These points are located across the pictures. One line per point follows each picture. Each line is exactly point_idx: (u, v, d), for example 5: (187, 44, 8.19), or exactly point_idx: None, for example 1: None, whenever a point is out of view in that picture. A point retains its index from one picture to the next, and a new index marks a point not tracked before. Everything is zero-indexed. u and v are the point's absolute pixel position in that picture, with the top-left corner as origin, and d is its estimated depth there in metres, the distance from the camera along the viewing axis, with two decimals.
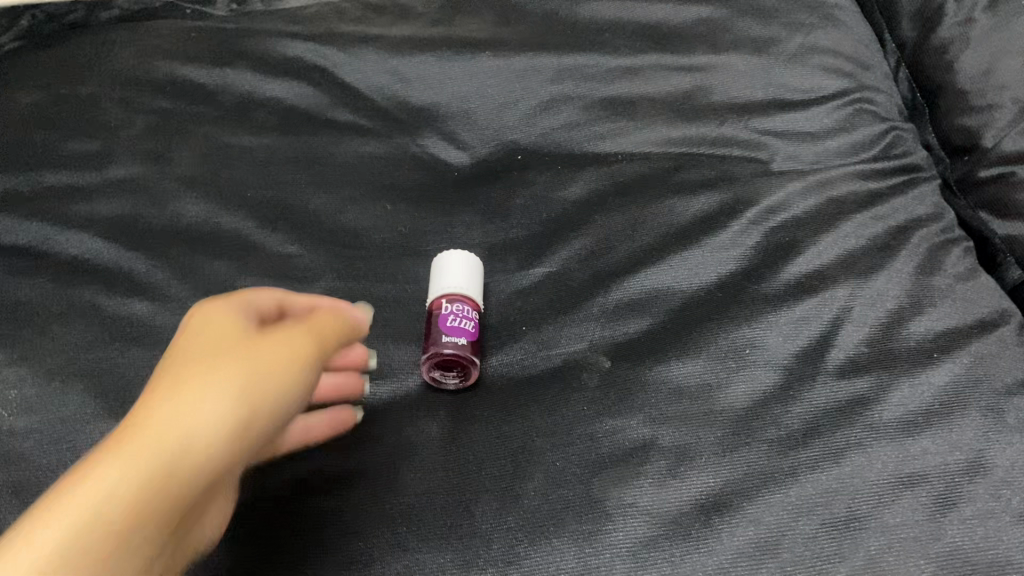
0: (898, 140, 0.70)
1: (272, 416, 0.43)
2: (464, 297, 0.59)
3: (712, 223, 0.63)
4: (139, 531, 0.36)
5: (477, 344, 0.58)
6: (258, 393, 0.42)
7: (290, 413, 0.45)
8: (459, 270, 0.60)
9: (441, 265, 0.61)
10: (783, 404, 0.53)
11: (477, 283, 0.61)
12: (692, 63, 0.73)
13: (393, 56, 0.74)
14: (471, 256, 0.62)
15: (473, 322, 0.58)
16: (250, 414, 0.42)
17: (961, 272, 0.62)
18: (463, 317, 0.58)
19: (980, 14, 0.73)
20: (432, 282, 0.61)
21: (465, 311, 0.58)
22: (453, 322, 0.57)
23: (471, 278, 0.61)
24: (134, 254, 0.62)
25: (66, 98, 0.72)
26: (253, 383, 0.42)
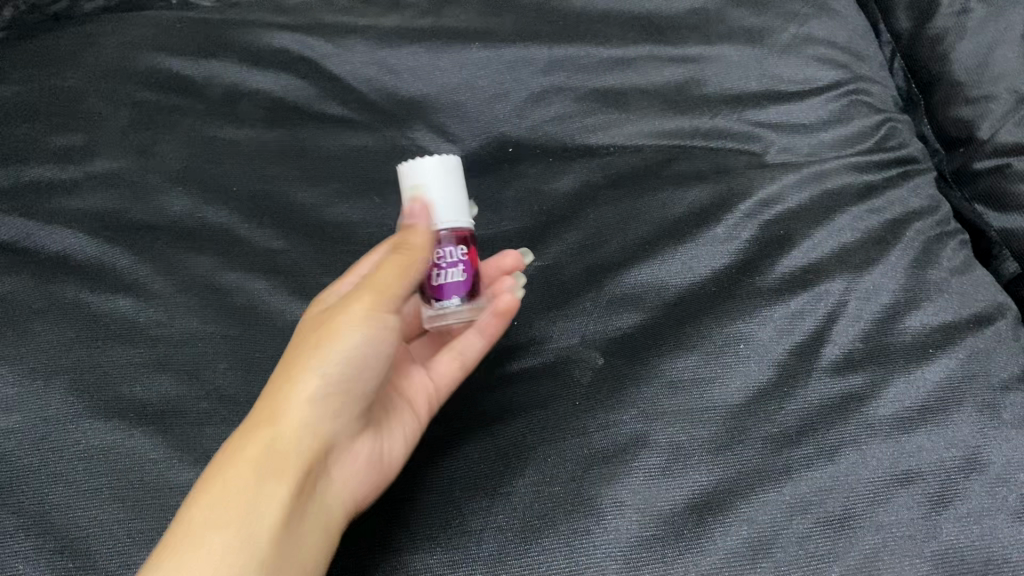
0: (893, 132, 0.69)
1: (347, 371, 0.50)
2: (446, 228, 0.56)
3: (706, 215, 0.62)
4: (250, 504, 0.44)
5: (467, 287, 0.57)
6: (323, 352, 0.49)
7: (372, 362, 0.51)
8: (435, 194, 0.56)
9: (413, 184, 0.56)
10: (780, 402, 0.52)
11: (458, 202, 0.57)
12: (685, 53, 0.71)
13: (381, 48, 0.71)
14: (445, 161, 0.57)
15: (461, 262, 0.57)
16: (327, 363, 0.49)
17: (957, 265, 0.61)
18: (449, 267, 0.56)
19: (976, 4, 0.72)
20: (409, 208, 0.57)
21: (453, 258, 0.56)
22: (437, 274, 0.56)
23: (445, 199, 0.56)
24: (117, 250, 0.61)
25: (48, 90, 0.69)
26: (328, 341, 0.49)
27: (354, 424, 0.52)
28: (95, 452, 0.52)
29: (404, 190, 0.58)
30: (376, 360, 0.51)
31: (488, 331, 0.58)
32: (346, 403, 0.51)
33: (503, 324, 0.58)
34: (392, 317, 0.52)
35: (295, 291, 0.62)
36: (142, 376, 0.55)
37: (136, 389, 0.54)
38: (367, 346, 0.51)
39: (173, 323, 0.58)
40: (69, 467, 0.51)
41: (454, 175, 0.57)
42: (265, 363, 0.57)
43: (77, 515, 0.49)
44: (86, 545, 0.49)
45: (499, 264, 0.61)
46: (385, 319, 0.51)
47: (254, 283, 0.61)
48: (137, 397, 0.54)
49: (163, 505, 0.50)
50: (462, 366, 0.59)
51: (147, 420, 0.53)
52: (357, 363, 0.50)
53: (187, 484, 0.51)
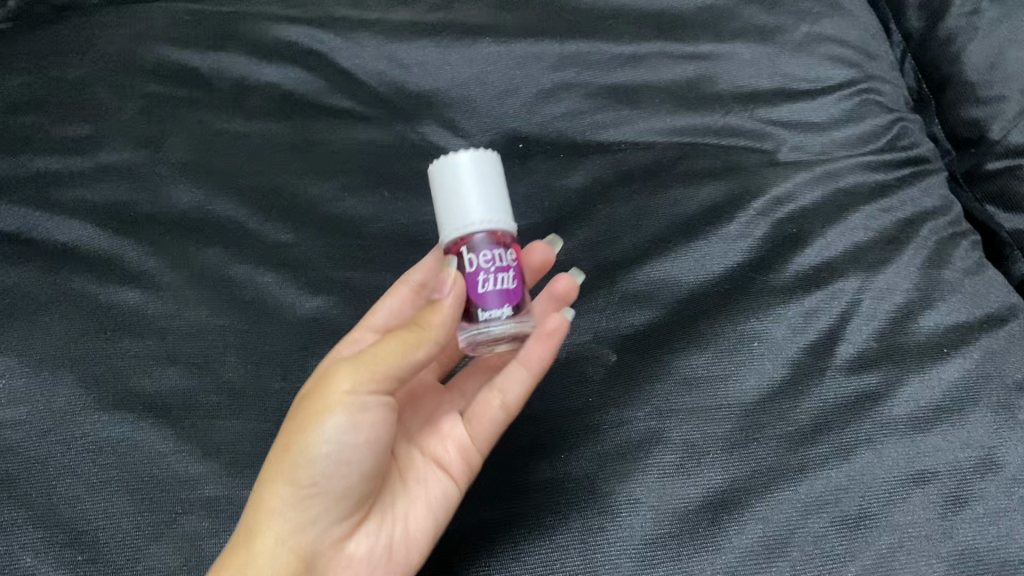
0: (905, 132, 0.68)
1: (328, 471, 0.45)
2: (490, 228, 0.50)
3: (719, 213, 0.62)
4: None
5: (516, 300, 0.49)
6: (297, 450, 0.45)
7: (361, 453, 0.46)
8: (476, 190, 0.51)
9: (450, 179, 0.51)
10: (793, 400, 0.52)
11: (501, 203, 0.51)
12: (697, 51, 0.70)
13: (390, 42, 0.70)
14: (486, 156, 0.52)
15: (510, 269, 0.49)
16: (303, 462, 0.45)
17: (970, 266, 0.61)
18: (501, 271, 0.49)
19: (989, 5, 0.72)
20: (444, 206, 0.51)
21: (503, 263, 0.49)
22: (486, 280, 0.49)
23: (488, 197, 0.51)
24: (124, 242, 0.61)
25: (56, 79, 0.68)
26: (303, 442, 0.45)
27: (358, 511, 0.48)
28: (103, 445, 0.52)
29: (437, 189, 0.52)
30: (368, 450, 0.47)
31: (536, 358, 0.51)
32: (337, 502, 0.47)
33: (552, 347, 0.51)
34: (382, 402, 0.47)
35: (303, 284, 0.61)
36: (152, 369, 0.56)
37: (146, 381, 0.55)
38: (349, 439, 0.46)
39: (182, 316, 0.58)
40: (77, 460, 0.52)
41: (496, 173, 0.52)
42: (274, 358, 0.57)
43: (85, 509, 0.50)
44: (94, 537, 0.49)
45: (533, 260, 0.60)
46: (370, 407, 0.46)
47: (263, 276, 0.61)
48: (147, 390, 0.55)
49: (172, 498, 0.51)
50: (501, 408, 0.52)
51: (156, 413, 0.54)
52: (341, 459, 0.46)
53: (196, 477, 0.52)
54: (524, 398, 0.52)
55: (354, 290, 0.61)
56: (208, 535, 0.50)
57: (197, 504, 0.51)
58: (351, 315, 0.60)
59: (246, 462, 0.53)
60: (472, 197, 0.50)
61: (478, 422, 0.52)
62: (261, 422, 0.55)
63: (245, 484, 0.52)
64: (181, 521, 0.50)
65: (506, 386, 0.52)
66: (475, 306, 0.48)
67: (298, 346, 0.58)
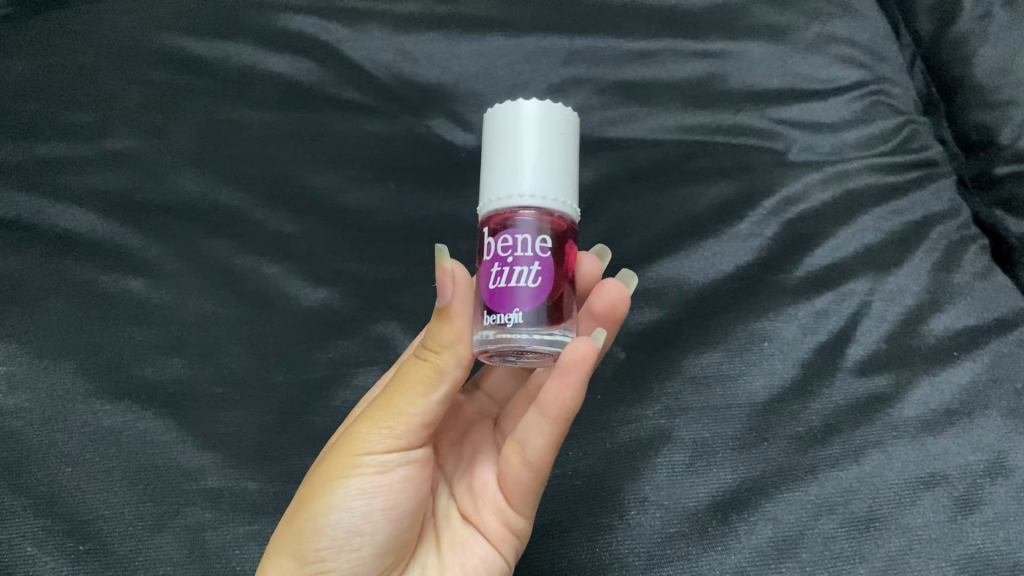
0: (916, 135, 0.66)
1: (340, 538, 0.44)
2: (537, 207, 0.44)
3: (729, 212, 0.62)
4: None
5: (537, 298, 0.42)
6: (305, 520, 0.44)
7: (374, 516, 0.45)
8: (537, 157, 0.45)
9: (511, 135, 0.45)
10: (802, 400, 0.53)
11: (562, 180, 0.45)
12: (707, 48, 0.69)
13: (398, 34, 0.68)
14: (563, 120, 0.46)
15: (534, 261, 0.43)
16: (312, 532, 0.44)
17: (980, 269, 0.59)
18: (515, 265, 0.42)
19: (999, 9, 0.67)
20: (497, 163, 0.45)
21: (527, 252, 0.43)
22: (497, 275, 0.43)
23: (548, 169, 0.45)
24: (127, 229, 0.60)
25: (52, 61, 0.65)
26: (314, 505, 0.44)
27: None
28: (105, 433, 0.52)
29: (494, 142, 0.46)
30: (380, 513, 0.45)
31: (558, 401, 0.44)
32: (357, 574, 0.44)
33: (577, 383, 0.43)
34: (397, 456, 0.46)
35: (308, 275, 0.61)
36: (156, 358, 0.55)
37: (149, 370, 0.55)
38: (361, 502, 0.45)
39: (185, 305, 0.58)
40: (78, 448, 0.51)
41: (567, 142, 0.46)
42: (283, 350, 0.57)
43: (87, 498, 0.50)
44: (96, 528, 0.49)
45: (583, 274, 0.56)
46: (382, 464, 0.45)
47: (267, 267, 0.61)
48: (149, 378, 0.55)
49: (177, 488, 0.51)
50: (527, 466, 0.46)
51: (159, 403, 0.54)
52: (353, 525, 0.44)
53: (199, 468, 0.52)
54: (550, 451, 0.45)
55: (359, 282, 0.61)
56: (213, 526, 0.50)
57: (201, 496, 0.51)
58: (354, 309, 0.60)
59: (250, 454, 0.53)
60: (529, 164, 0.44)
61: (507, 484, 0.47)
62: (265, 413, 0.54)
63: (249, 476, 0.52)
64: (185, 511, 0.50)
65: (525, 437, 0.45)
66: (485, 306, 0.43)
67: (303, 339, 0.58)
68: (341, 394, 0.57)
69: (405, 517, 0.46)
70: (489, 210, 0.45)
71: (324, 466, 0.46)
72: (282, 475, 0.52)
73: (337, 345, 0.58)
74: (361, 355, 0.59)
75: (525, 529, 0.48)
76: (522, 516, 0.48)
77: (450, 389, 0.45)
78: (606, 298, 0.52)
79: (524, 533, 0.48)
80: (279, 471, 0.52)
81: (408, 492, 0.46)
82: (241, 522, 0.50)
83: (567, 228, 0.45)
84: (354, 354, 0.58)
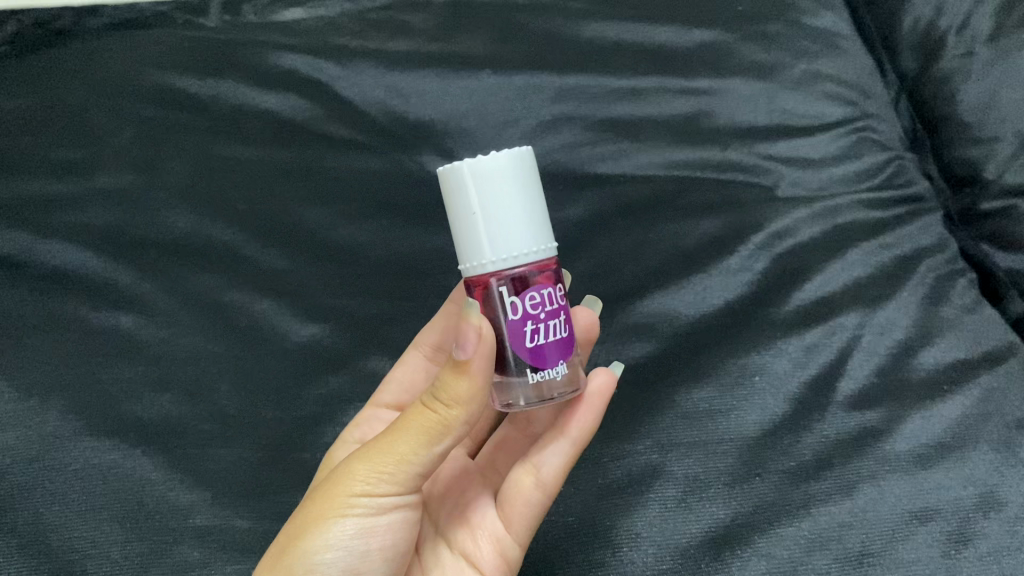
0: (901, 170, 0.67)
1: None
2: (533, 262, 0.43)
3: (719, 246, 0.62)
4: None
5: (567, 346, 0.45)
6: (295, 557, 0.41)
7: (367, 557, 0.43)
8: (517, 214, 0.43)
9: (482, 196, 0.43)
10: (794, 434, 0.53)
11: (541, 226, 0.44)
12: (696, 86, 0.69)
13: (391, 72, 0.68)
14: (518, 159, 0.43)
15: (559, 311, 0.44)
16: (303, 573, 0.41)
17: (968, 303, 0.59)
18: (550, 320, 0.43)
19: (983, 46, 0.68)
20: (475, 228, 0.43)
21: (553, 306, 0.44)
22: (534, 333, 0.43)
23: (528, 222, 0.43)
24: (118, 266, 0.60)
25: (46, 102, 0.64)
26: (303, 542, 0.41)
27: None
28: (94, 471, 0.52)
29: (461, 202, 0.43)
30: (374, 553, 0.43)
31: (578, 424, 0.50)
32: None
33: (596, 408, 0.50)
34: (394, 500, 0.43)
35: (298, 312, 0.60)
36: (146, 395, 0.55)
37: (139, 408, 0.55)
38: (355, 543, 0.42)
39: (176, 342, 0.58)
40: (67, 487, 0.51)
41: (533, 182, 0.44)
42: (270, 385, 0.57)
43: (75, 537, 0.50)
44: (83, 566, 0.49)
45: None
46: (380, 507, 0.43)
47: (259, 304, 0.60)
48: (139, 416, 0.55)
49: (166, 526, 0.51)
50: (536, 489, 0.50)
51: (149, 440, 0.54)
52: (347, 567, 0.42)
53: (188, 506, 0.52)
54: (562, 473, 0.50)
55: (347, 318, 0.60)
56: (202, 564, 0.50)
57: (190, 533, 0.51)
58: (347, 345, 0.60)
59: (239, 492, 0.53)
60: (514, 224, 0.43)
61: (512, 510, 0.50)
62: (254, 450, 0.55)
63: (239, 514, 0.52)
64: (173, 550, 0.50)
65: (542, 460, 0.50)
66: (524, 363, 0.43)
67: (294, 378, 0.58)
68: (330, 431, 0.57)
69: (396, 554, 0.45)
70: (480, 275, 0.43)
71: (315, 501, 0.43)
72: (271, 512, 0.52)
73: (331, 380, 0.59)
74: (351, 391, 0.59)
75: (518, 561, 0.50)
76: (518, 546, 0.49)
77: (455, 439, 0.42)
78: (582, 324, 0.55)
79: (516, 566, 0.50)
80: (267, 509, 0.52)
81: (400, 533, 0.44)
82: (229, 560, 0.50)
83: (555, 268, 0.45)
84: (346, 391, 0.59)
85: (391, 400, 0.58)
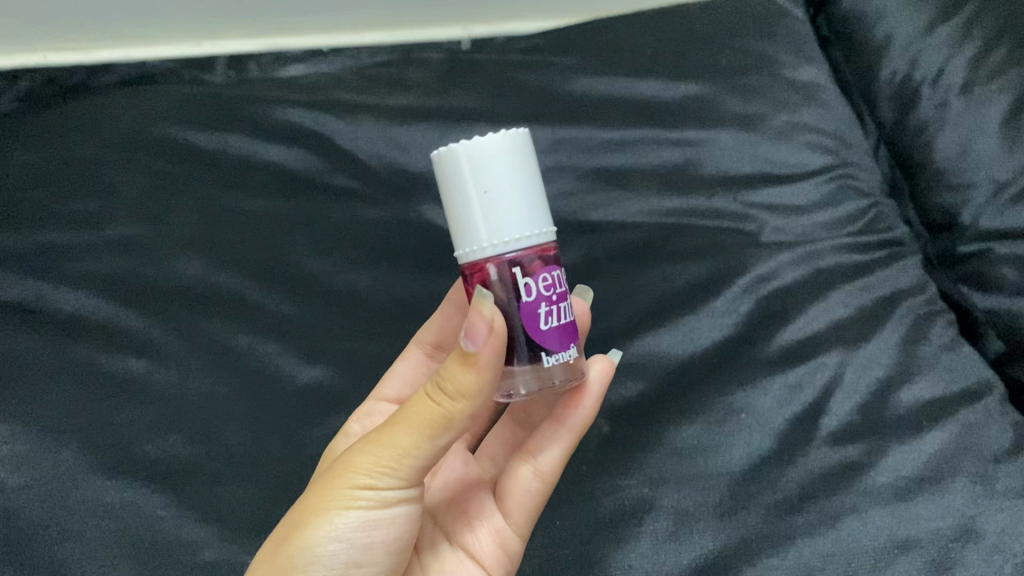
0: (881, 216, 0.70)
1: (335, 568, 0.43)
2: (536, 244, 0.44)
3: (706, 289, 0.65)
4: None
5: (572, 331, 0.46)
6: (300, 545, 0.43)
7: (370, 549, 0.44)
8: (518, 196, 0.43)
9: (486, 178, 0.43)
10: (780, 468, 0.55)
11: (540, 209, 0.45)
12: (682, 136, 0.72)
13: (392, 126, 0.71)
14: (515, 143, 0.44)
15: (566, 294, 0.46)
16: (305, 564, 0.42)
17: (947, 342, 0.62)
18: (561, 303, 0.45)
19: (955, 97, 0.71)
20: (477, 210, 0.43)
21: (562, 289, 0.45)
22: (548, 315, 0.44)
23: (526, 205, 0.44)
24: (129, 312, 0.62)
25: (61, 157, 0.68)
26: (308, 532, 0.43)
27: None
28: (106, 510, 0.55)
29: (462, 185, 0.43)
30: (377, 545, 0.45)
31: (576, 416, 0.52)
32: None
33: (593, 400, 0.52)
34: (396, 493, 0.44)
35: (302, 353, 0.62)
36: (156, 436, 0.57)
37: (150, 448, 0.57)
38: (357, 535, 0.44)
39: (184, 385, 0.60)
40: (82, 524, 0.54)
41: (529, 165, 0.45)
42: (274, 427, 0.59)
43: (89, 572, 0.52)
44: None
45: None
46: (382, 499, 0.44)
47: (265, 347, 0.62)
48: (150, 456, 0.57)
49: (175, 561, 0.53)
50: (535, 477, 0.53)
51: (159, 479, 0.56)
52: (350, 560, 0.44)
53: (196, 541, 0.54)
54: (558, 462, 0.53)
55: (349, 361, 0.63)
56: None
57: (199, 569, 0.53)
58: (347, 386, 0.62)
59: (245, 528, 0.55)
60: (517, 206, 0.43)
61: (511, 501, 0.52)
62: (260, 489, 0.56)
63: (246, 550, 0.54)
64: None
65: (541, 449, 0.53)
66: (536, 345, 0.44)
67: (299, 418, 0.60)
68: None
69: (399, 545, 0.46)
70: (482, 258, 0.44)
71: (321, 492, 0.44)
72: None
73: (332, 423, 0.60)
74: None
75: (518, 551, 0.52)
76: (517, 538, 0.52)
77: (455, 436, 0.42)
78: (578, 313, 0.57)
79: (517, 558, 0.52)
80: None
81: (402, 524, 0.45)
82: None
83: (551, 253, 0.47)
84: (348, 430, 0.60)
85: (393, 395, 0.59)
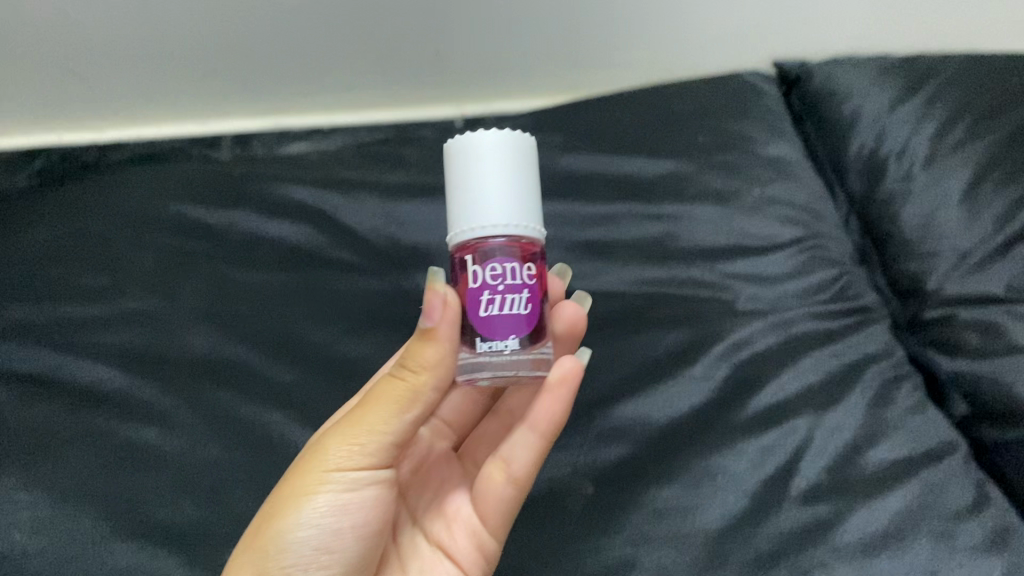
0: (850, 284, 0.74)
1: (311, 550, 0.50)
2: (506, 235, 0.48)
3: (686, 355, 0.69)
4: None
5: (528, 324, 0.48)
6: (279, 526, 0.50)
7: (342, 533, 0.51)
8: (498, 188, 0.49)
9: (476, 169, 0.49)
10: (754, 526, 0.59)
11: (524, 207, 0.49)
12: (662, 210, 0.77)
13: (390, 202, 0.76)
14: (516, 145, 0.50)
15: (523, 288, 0.48)
16: (279, 548, 0.49)
17: (911, 405, 0.66)
18: (508, 294, 0.47)
19: (919, 171, 0.76)
20: (463, 197, 0.49)
21: (515, 282, 0.48)
22: (489, 303, 0.47)
23: (509, 195, 0.49)
24: (143, 382, 0.66)
25: (79, 236, 0.72)
26: (287, 515, 0.50)
27: None
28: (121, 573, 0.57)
29: (458, 173, 0.50)
30: (348, 529, 0.51)
31: (546, 417, 0.56)
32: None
33: (565, 399, 0.55)
34: (365, 474, 0.51)
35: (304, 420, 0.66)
36: (168, 501, 0.61)
37: (164, 513, 0.60)
38: (329, 519, 0.50)
39: (194, 452, 0.63)
40: None
41: (529, 171, 0.50)
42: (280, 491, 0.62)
43: None
44: None
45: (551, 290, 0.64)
46: (351, 481, 0.51)
47: (270, 414, 0.66)
48: (164, 521, 0.60)
49: None
50: (508, 483, 0.57)
51: (171, 542, 0.59)
52: (320, 544, 0.50)
53: None
54: (530, 468, 0.57)
55: None
56: None
57: None
58: None
59: None
60: (495, 197, 0.48)
61: (486, 506, 0.57)
62: None
63: None
64: None
65: (511, 456, 0.57)
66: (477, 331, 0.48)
67: None
68: None
69: (372, 527, 0.53)
70: (461, 240, 0.49)
71: (300, 475, 0.51)
72: None
73: None
74: None
75: (495, 553, 0.58)
76: (494, 541, 0.58)
77: (421, 409, 0.50)
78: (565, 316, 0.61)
79: (492, 557, 0.58)
80: None
81: (374, 506, 0.52)
82: None
83: (537, 252, 0.50)
84: None
85: None
